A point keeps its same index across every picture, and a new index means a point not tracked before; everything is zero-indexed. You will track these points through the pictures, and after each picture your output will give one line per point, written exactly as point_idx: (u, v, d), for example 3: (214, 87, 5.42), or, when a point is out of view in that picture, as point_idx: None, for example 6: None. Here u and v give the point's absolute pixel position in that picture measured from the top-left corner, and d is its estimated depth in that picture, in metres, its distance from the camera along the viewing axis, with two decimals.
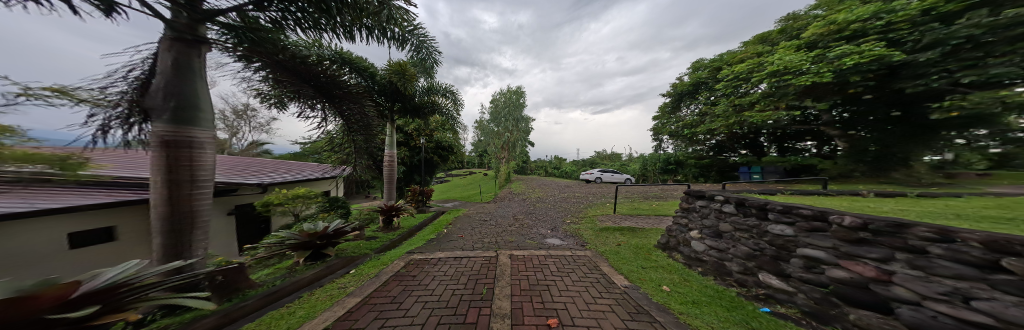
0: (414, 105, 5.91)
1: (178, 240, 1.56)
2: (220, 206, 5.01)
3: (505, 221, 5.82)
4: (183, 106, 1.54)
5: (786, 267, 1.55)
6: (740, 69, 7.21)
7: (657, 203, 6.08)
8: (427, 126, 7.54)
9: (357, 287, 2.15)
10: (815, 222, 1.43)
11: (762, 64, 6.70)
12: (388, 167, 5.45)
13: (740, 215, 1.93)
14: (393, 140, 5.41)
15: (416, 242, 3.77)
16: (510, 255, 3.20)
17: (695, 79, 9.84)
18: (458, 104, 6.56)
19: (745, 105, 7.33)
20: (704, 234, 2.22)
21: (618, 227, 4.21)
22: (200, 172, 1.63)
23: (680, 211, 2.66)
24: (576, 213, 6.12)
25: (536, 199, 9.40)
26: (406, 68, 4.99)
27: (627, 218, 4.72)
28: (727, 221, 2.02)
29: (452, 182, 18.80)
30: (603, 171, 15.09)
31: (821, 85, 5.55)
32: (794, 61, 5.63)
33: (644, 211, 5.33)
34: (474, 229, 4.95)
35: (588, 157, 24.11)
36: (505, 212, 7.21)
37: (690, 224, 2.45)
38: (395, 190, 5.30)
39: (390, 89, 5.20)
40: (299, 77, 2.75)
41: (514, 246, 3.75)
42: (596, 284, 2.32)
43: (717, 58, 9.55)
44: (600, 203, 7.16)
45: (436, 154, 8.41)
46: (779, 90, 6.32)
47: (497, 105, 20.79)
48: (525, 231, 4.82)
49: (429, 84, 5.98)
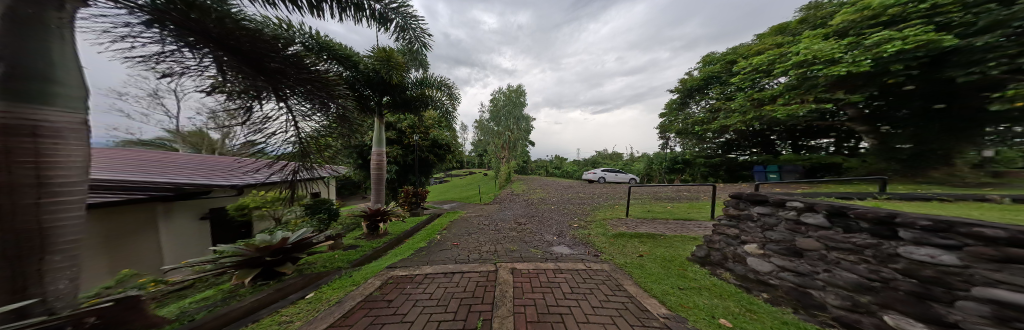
0: (404, 98, 5.43)
1: (18, 272, 1.00)
2: (191, 210, 4.48)
3: (505, 225, 5.30)
4: (21, 75, 0.96)
5: (942, 312, 1.04)
6: (761, 61, 6.66)
7: (671, 205, 5.57)
8: (422, 123, 7.05)
9: (307, 321, 1.62)
10: (1014, 249, 0.90)
11: (785, 55, 6.18)
12: (378, 169, 4.86)
13: (837, 230, 1.42)
14: (382, 136, 4.85)
15: (403, 253, 3.24)
16: (512, 270, 2.69)
17: (706, 73, 9.33)
18: (454, 98, 6.03)
19: (766, 100, 6.80)
20: (772, 251, 1.71)
21: (635, 233, 3.70)
22: (53, 170, 1.07)
23: (726, 219, 2.16)
24: (583, 216, 5.62)
25: (538, 201, 8.90)
26: (393, 56, 4.44)
27: (643, 222, 4.21)
28: (813, 237, 1.52)
29: (451, 183, 18.30)
30: (606, 171, 14.57)
31: (855, 76, 5.05)
32: (825, 50, 5.11)
33: (660, 214, 4.82)
34: (472, 235, 4.44)
35: (589, 157, 23.65)
36: (505, 215, 6.70)
37: (743, 236, 1.95)
38: (384, 193, 4.77)
39: (376, 80, 4.67)
40: (253, 65, 1.95)
41: (516, 257, 3.23)
42: (623, 313, 1.78)
43: (729, 51, 9.05)
44: (608, 205, 6.66)
45: (432, 152, 7.91)
46: (806, 82, 5.79)
47: (496, 104, 20.32)
48: (528, 237, 4.31)
49: (422, 77, 5.48)
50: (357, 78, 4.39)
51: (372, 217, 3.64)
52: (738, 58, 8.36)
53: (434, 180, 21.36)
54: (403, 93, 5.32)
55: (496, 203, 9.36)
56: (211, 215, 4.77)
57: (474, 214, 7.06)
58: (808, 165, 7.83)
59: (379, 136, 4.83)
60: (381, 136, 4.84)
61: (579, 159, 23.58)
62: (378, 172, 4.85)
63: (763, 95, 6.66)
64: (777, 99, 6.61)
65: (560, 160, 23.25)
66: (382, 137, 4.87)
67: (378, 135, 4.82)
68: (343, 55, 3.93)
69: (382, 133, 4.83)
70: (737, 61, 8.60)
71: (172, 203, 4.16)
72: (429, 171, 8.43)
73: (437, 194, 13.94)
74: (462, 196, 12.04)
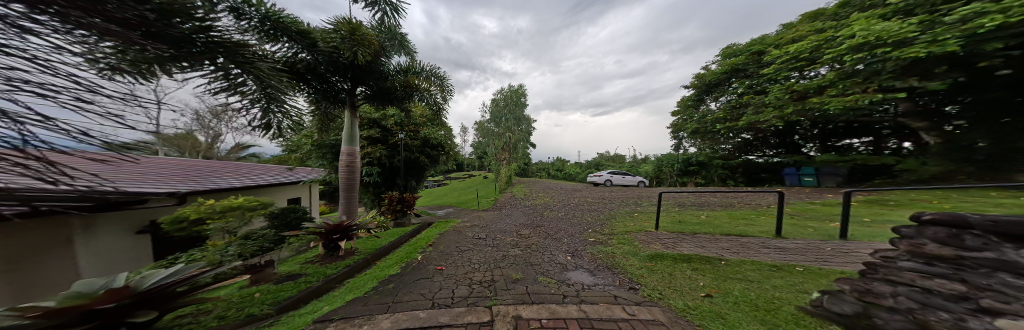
0: (383, 87, 4.56)
1: None
2: (121, 223, 3.62)
3: (506, 239, 4.39)
4: None
5: None
6: (805, 48, 5.80)
7: (705, 214, 4.65)
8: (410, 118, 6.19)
9: None
10: None
11: (835, 39, 5.30)
12: (347, 171, 3.83)
13: None
14: (351, 125, 3.87)
15: (360, 286, 2.35)
16: (514, 320, 1.80)
17: (728, 67, 8.47)
18: (446, 91, 5.13)
19: (811, 91, 5.90)
20: None
21: (676, 254, 2.78)
22: None
23: (922, 262, 1.29)
24: (599, 228, 4.71)
25: (542, 207, 7.97)
26: (363, 33, 3.52)
27: (682, 238, 3.29)
28: None
29: (449, 186, 17.41)
30: (612, 173, 13.63)
31: (935, 59, 4.17)
32: (894, 29, 4.24)
33: (697, 225, 3.90)
34: (462, 254, 3.54)
35: (592, 160, 22.83)
36: (506, 224, 5.80)
37: (1000, 304, 1.01)
38: (359, 202, 3.85)
39: (344, 63, 3.76)
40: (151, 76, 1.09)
41: (518, 291, 2.34)
42: None
43: (753, 42, 8.23)
44: (625, 212, 5.77)
45: (423, 153, 7.01)
46: (864, 69, 4.89)
47: (496, 103, 19.50)
48: (535, 258, 3.40)
49: (408, 64, 4.70)
50: (318, 63, 3.50)
51: (326, 237, 2.73)
52: (768, 48, 7.48)
53: (433, 183, 20.56)
54: (379, 79, 4.41)
55: (495, 209, 8.44)
56: (151, 228, 3.96)
57: (472, 223, 6.15)
58: (849, 167, 6.94)
59: (348, 126, 3.87)
60: (350, 127, 3.87)
61: (583, 161, 22.71)
62: (347, 174, 3.82)
63: (807, 86, 5.78)
64: (824, 90, 5.74)
65: (563, 163, 22.35)
66: (352, 127, 3.90)
67: (345, 127, 3.85)
68: (296, 31, 2.95)
69: (351, 120, 3.85)
70: (764, 52, 7.77)
71: (104, 213, 3.42)
72: (421, 173, 7.51)
73: (434, 198, 13.09)
74: (459, 200, 11.16)
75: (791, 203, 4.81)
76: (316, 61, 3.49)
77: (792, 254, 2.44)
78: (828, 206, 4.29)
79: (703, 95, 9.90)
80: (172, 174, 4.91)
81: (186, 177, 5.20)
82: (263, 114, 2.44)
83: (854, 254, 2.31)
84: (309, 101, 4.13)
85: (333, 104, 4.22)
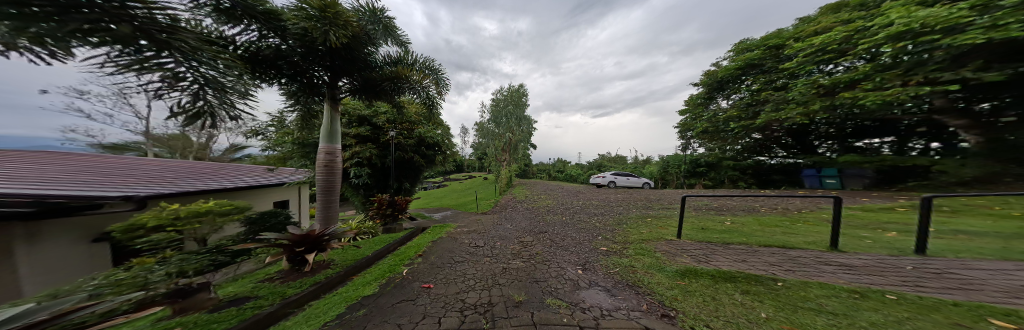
0: (371, 81, 4.11)
1: None
2: (77, 229, 3.15)
3: (509, 249, 3.91)
4: None
5: None
6: (834, 38, 5.33)
7: (729, 220, 4.16)
8: (403, 115, 5.73)
9: None
10: None
11: (871, 28, 4.83)
12: (326, 173, 3.32)
13: None
14: (330, 119, 3.38)
15: (323, 315, 1.87)
16: None
17: (742, 62, 7.98)
18: (442, 84, 4.63)
19: (840, 85, 5.43)
20: None
21: (715, 271, 2.28)
22: None
23: None
24: (612, 235, 4.22)
25: (545, 210, 7.50)
26: (339, 11, 2.99)
27: (716, 250, 2.78)
28: None
29: (448, 187, 16.93)
30: (617, 174, 13.12)
31: (991, 47, 3.71)
32: (945, 13, 3.77)
33: (726, 233, 3.40)
34: (456, 268, 3.06)
35: (594, 161, 22.37)
36: (508, 230, 5.32)
37: None
38: (339, 208, 3.35)
39: (323, 51, 3.29)
40: None
41: (519, 321, 1.85)
42: None
43: (769, 36, 7.78)
44: (637, 217, 5.28)
45: (417, 152, 6.54)
46: (907, 61, 4.42)
47: (497, 104, 19.04)
48: (541, 273, 2.91)
49: (399, 54, 4.26)
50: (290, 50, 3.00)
51: (292, 252, 2.23)
52: (788, 40, 6.98)
53: (432, 184, 20.01)
54: (364, 68, 3.91)
55: (496, 212, 7.97)
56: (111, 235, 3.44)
57: (470, 228, 5.66)
58: (876, 168, 6.46)
59: (328, 120, 3.38)
60: (330, 121, 3.38)
61: (585, 162, 22.18)
62: (326, 176, 3.32)
63: (836, 80, 5.32)
64: (855, 85, 5.28)
65: (564, 164, 21.83)
66: (333, 120, 3.41)
67: (324, 121, 3.37)
68: (263, 11, 2.46)
69: (331, 112, 3.36)
70: (782, 46, 7.31)
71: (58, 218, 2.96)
72: (416, 173, 7.04)
73: (431, 200, 12.60)
74: (457, 203, 10.68)
75: (824, 209, 4.32)
76: (289, 48, 3.01)
77: (869, 274, 1.94)
78: (871, 213, 3.79)
79: (714, 93, 9.43)
80: (140, 177, 4.43)
81: (158, 178, 4.73)
82: (214, 112, 1.95)
83: (952, 276, 1.81)
84: (285, 93, 3.67)
85: (312, 97, 3.77)
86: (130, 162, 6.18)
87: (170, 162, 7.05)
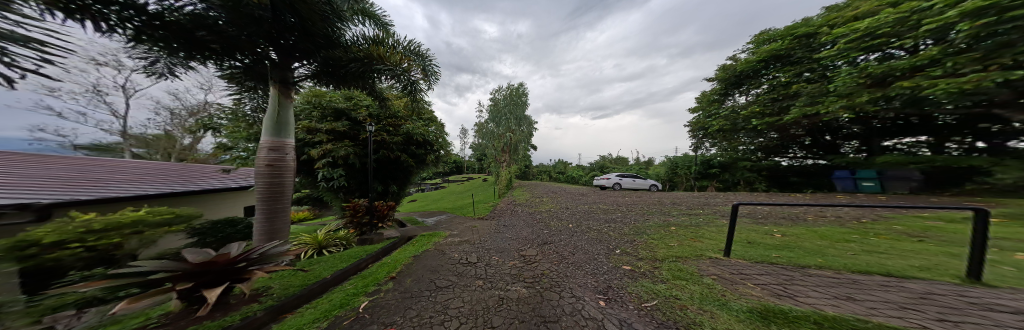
0: (342, 67, 3.35)
1: None
2: None
3: (509, 269, 3.15)
4: None
5: None
6: (886, 21, 4.62)
7: (777, 231, 3.42)
8: (387, 109, 5.01)
9: None
10: None
11: (934, 7, 4.16)
12: (271, 176, 2.51)
13: None
14: (278, 106, 2.61)
15: None
16: None
17: (766, 53, 7.29)
18: (431, 75, 3.94)
19: (893, 73, 4.71)
20: None
21: (819, 316, 1.50)
22: None
23: None
24: (633, 249, 3.47)
25: (549, 215, 6.80)
26: None
27: (794, 276, 2.00)
28: None
29: (445, 190, 16.20)
30: (622, 175, 12.38)
31: None
32: None
33: (789, 250, 2.64)
34: (434, 299, 2.31)
35: (596, 162, 21.69)
36: (507, 240, 4.58)
37: None
38: (290, 219, 2.55)
39: (268, 22, 2.51)
40: None
41: None
42: None
43: (795, 24, 7.08)
44: (657, 226, 4.56)
45: (406, 152, 5.83)
46: (989, 41, 3.68)
47: (496, 103, 18.28)
48: (549, 309, 2.15)
49: (378, 34, 3.49)
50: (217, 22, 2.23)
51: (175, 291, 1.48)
52: (822, 28, 6.24)
53: (429, 186, 19.36)
54: (327, 47, 3.11)
55: (494, 217, 7.26)
56: None
57: (463, 237, 4.91)
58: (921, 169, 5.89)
59: (272, 107, 2.60)
60: (276, 108, 2.60)
61: (587, 163, 21.56)
62: (271, 180, 2.50)
63: (890, 67, 4.68)
64: (914, 73, 4.54)
65: (565, 165, 21.22)
66: (282, 108, 2.65)
67: (269, 109, 2.59)
68: None
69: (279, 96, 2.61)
70: (812, 35, 6.62)
71: None
72: (405, 175, 6.32)
73: (426, 203, 11.88)
74: (453, 206, 9.96)
75: (891, 220, 3.59)
76: (214, 15, 2.21)
77: None
78: (953, 224, 3.09)
79: (731, 88, 8.83)
80: (62, 183, 3.63)
81: (90, 182, 3.95)
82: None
83: None
84: (227, 77, 2.92)
85: (263, 84, 3.02)
86: (89, 162, 5.52)
87: (138, 162, 6.39)
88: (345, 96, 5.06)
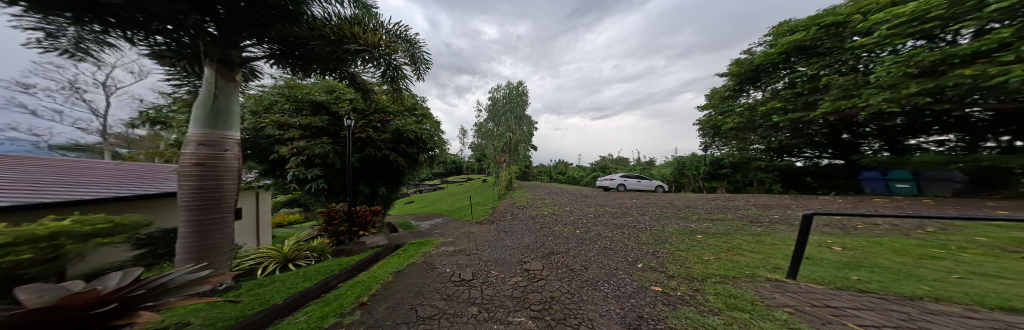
0: (313, 53, 2.76)
1: None
2: None
3: (512, 291, 2.55)
4: None
5: None
6: (940, 2, 4.23)
7: (835, 243, 2.87)
8: (373, 102, 4.45)
9: None
10: None
11: None
12: (204, 178, 1.93)
13: None
14: (213, 92, 2.02)
15: None
16: None
17: (789, 44, 6.74)
18: (420, 63, 3.39)
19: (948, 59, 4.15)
20: None
21: None
22: None
23: None
24: (659, 263, 2.91)
25: (553, 219, 6.26)
26: None
27: (914, 315, 1.41)
28: None
29: (442, 191, 15.61)
30: (627, 176, 11.82)
31: None
32: None
33: (871, 271, 2.08)
34: None
35: (597, 162, 21.16)
36: (508, 250, 4.00)
37: None
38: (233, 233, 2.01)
39: None
40: None
41: None
42: None
43: (821, 13, 6.54)
44: (679, 233, 4.00)
45: (396, 150, 5.27)
46: None
47: (496, 102, 17.70)
48: None
49: (358, 11, 2.85)
50: None
51: None
52: (853, 16, 5.72)
53: (427, 187, 18.80)
54: (286, 21, 2.50)
55: (493, 221, 6.71)
56: None
57: (459, 245, 4.34)
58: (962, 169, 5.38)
59: (206, 94, 2.01)
60: (212, 96, 2.02)
61: (589, 163, 21.03)
62: (204, 183, 1.92)
63: (945, 54, 4.18)
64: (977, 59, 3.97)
65: (566, 164, 20.69)
66: (221, 95, 2.07)
67: (203, 97, 2.00)
68: None
69: (216, 79, 2.02)
70: (842, 23, 6.08)
71: None
72: (396, 176, 5.76)
73: (423, 205, 11.32)
74: (450, 209, 9.39)
75: (963, 230, 3.04)
76: None
77: None
78: None
79: (747, 83, 8.40)
80: None
81: (20, 182, 3.35)
82: None
83: None
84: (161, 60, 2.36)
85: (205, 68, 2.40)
86: (47, 161, 4.96)
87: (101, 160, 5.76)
88: (327, 89, 4.50)
